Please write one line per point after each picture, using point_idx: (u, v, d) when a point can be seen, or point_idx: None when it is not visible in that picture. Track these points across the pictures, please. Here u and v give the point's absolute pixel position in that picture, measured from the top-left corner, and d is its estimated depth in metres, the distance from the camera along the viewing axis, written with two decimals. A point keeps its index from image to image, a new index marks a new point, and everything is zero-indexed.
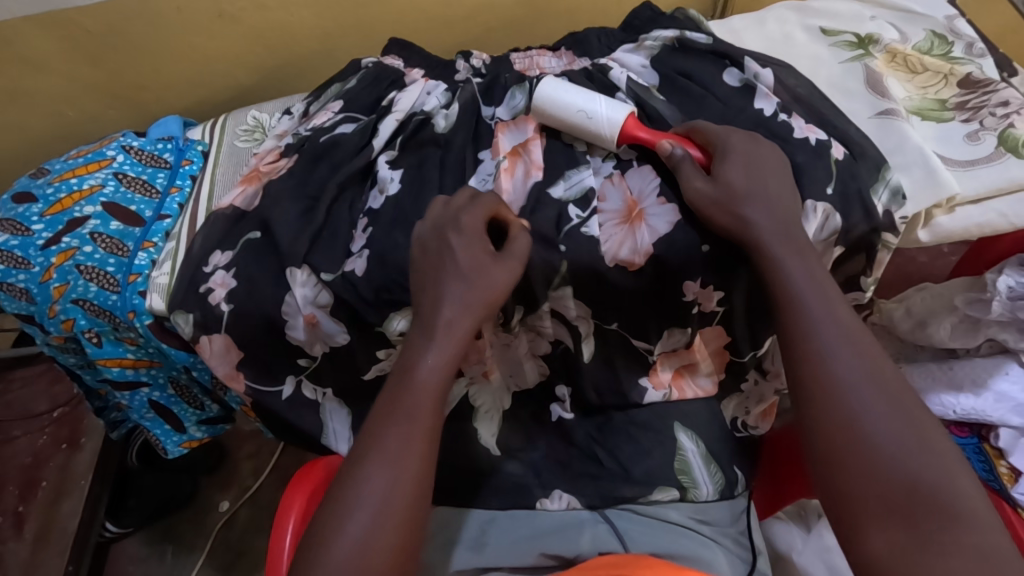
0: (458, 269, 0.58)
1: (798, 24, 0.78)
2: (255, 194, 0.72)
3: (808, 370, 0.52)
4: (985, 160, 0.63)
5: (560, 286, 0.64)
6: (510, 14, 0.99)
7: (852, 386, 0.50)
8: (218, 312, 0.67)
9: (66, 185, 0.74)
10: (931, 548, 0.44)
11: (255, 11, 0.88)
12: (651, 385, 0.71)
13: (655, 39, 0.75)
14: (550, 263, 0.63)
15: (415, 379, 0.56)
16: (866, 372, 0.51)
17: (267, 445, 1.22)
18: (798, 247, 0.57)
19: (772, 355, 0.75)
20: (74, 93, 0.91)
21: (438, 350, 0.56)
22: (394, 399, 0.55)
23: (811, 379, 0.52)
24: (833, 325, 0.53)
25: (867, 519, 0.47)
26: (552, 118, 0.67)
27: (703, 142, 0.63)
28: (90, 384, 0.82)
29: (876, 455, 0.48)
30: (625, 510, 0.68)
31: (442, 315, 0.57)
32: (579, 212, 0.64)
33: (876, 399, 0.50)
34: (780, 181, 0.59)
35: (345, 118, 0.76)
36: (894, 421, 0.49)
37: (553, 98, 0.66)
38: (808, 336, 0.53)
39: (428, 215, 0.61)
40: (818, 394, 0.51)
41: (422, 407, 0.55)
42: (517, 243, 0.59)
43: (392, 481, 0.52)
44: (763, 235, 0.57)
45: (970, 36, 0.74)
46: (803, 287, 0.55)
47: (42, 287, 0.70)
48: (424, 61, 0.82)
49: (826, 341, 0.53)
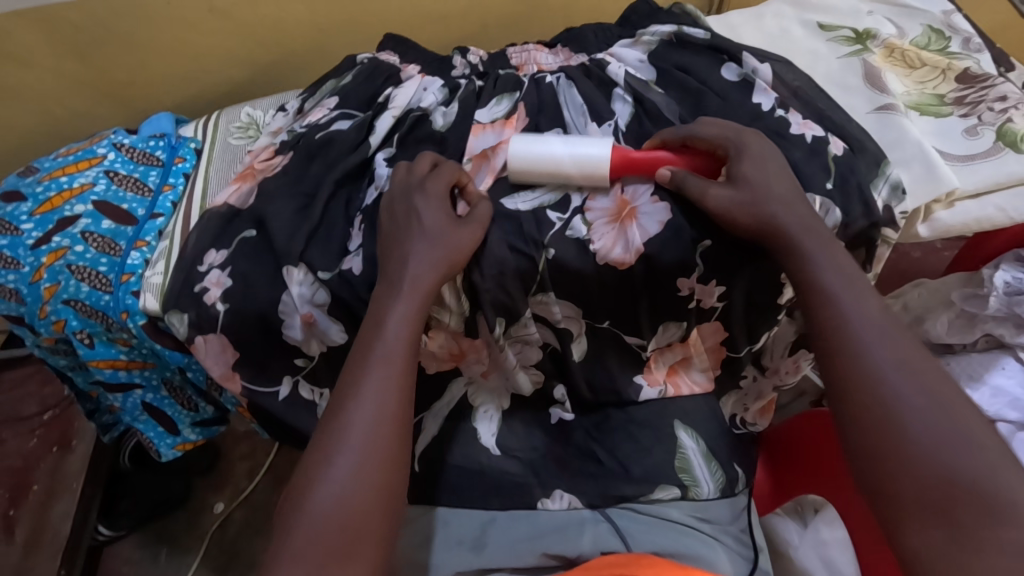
0: (423, 228, 0.60)
1: (795, 19, 0.78)
2: (250, 192, 0.72)
3: (844, 365, 0.53)
4: (982, 156, 0.63)
5: (539, 293, 0.65)
6: (505, 10, 0.98)
7: (889, 381, 0.51)
8: (213, 312, 0.66)
9: (56, 184, 0.73)
10: (971, 544, 0.45)
11: (247, 6, 0.87)
12: (646, 381, 0.72)
13: (653, 34, 0.75)
14: (528, 256, 0.63)
15: (385, 335, 0.56)
16: (902, 366, 0.51)
17: (261, 446, 1.21)
18: (822, 241, 0.57)
19: (770, 350, 0.77)
20: (63, 89, 0.90)
21: (408, 304, 0.58)
22: (364, 353, 0.56)
23: (847, 375, 0.52)
24: (864, 318, 0.54)
25: (908, 517, 0.47)
26: (534, 169, 0.64)
27: (707, 147, 0.63)
28: (81, 385, 0.81)
29: (919, 450, 0.48)
30: (627, 509, 0.67)
31: (409, 270, 0.59)
32: (560, 215, 0.64)
33: (915, 393, 0.50)
34: (790, 182, 0.59)
35: (341, 115, 0.75)
36: (935, 415, 0.49)
37: (530, 151, 0.64)
38: (840, 331, 0.54)
39: (396, 180, 0.64)
40: (856, 389, 0.51)
41: (395, 363, 0.56)
42: (480, 207, 0.62)
43: (357, 467, 0.51)
44: (787, 228, 0.57)
45: (967, 31, 0.74)
46: (832, 283, 0.56)
47: (32, 287, 0.68)
48: (420, 56, 0.81)
49: (858, 335, 0.53)
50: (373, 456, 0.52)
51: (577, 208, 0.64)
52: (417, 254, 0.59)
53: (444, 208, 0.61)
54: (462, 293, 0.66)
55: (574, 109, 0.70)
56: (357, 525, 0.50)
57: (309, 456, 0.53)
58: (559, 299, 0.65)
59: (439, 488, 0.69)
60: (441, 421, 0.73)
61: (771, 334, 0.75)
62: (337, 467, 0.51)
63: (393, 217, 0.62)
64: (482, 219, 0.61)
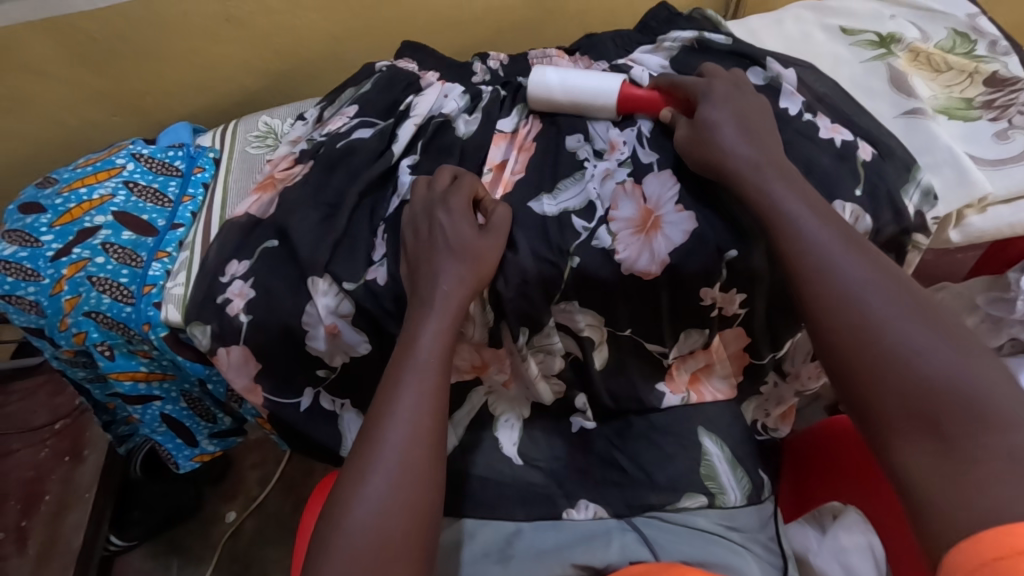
0: (448, 243, 0.60)
1: (817, 23, 0.77)
2: (270, 202, 0.71)
3: (812, 288, 0.51)
4: (1016, 159, 0.63)
5: (562, 301, 0.64)
6: (521, 16, 0.98)
7: (860, 298, 0.49)
8: (236, 323, 0.65)
9: (75, 195, 0.72)
10: (961, 455, 0.42)
11: (264, 14, 0.87)
12: (668, 389, 0.71)
13: (674, 40, 0.75)
14: (554, 266, 0.62)
15: (417, 356, 0.56)
16: (871, 281, 0.50)
17: (273, 454, 1.21)
18: (782, 170, 0.58)
19: (791, 356, 0.76)
20: (77, 98, 0.89)
21: (439, 324, 0.57)
22: (397, 374, 0.56)
23: (815, 295, 0.51)
24: (828, 236, 0.53)
25: (895, 432, 0.45)
26: (541, 101, 0.70)
27: (685, 94, 0.66)
28: (99, 397, 0.81)
29: (899, 361, 0.46)
30: (653, 518, 0.66)
31: (440, 288, 0.58)
32: (585, 224, 0.63)
33: (886, 304, 0.49)
34: (733, 124, 0.61)
35: (361, 123, 0.74)
36: (913, 325, 0.47)
37: (546, 78, 0.69)
38: (802, 252, 0.53)
39: (417, 197, 0.64)
40: (827, 308, 0.50)
41: (427, 384, 0.55)
42: (501, 215, 0.61)
43: (392, 487, 0.51)
44: (740, 167, 0.58)
45: (993, 34, 0.74)
46: (793, 204, 0.55)
47: (52, 299, 0.68)
48: (438, 65, 0.81)
49: (822, 253, 0.52)
50: (409, 478, 0.52)
51: (602, 217, 0.63)
52: (442, 271, 0.58)
53: (471, 221, 0.61)
54: (488, 304, 0.64)
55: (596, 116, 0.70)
56: (393, 546, 0.49)
57: (345, 476, 0.52)
58: (582, 308, 0.65)
59: (462, 499, 0.68)
60: (463, 430, 0.72)
61: (794, 341, 0.74)
62: (371, 487, 0.51)
63: (417, 234, 0.62)
64: (503, 229, 0.61)
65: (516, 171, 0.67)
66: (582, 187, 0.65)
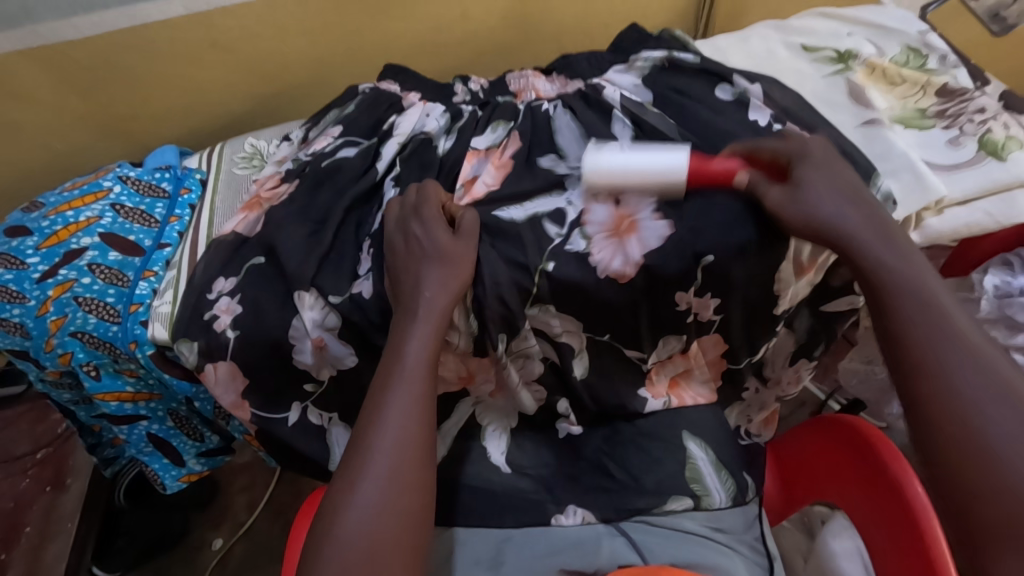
0: (429, 252, 0.61)
1: (780, 41, 0.81)
2: (257, 220, 0.73)
3: (923, 367, 0.51)
4: (968, 164, 0.66)
5: (534, 306, 0.65)
6: (500, 39, 1.02)
7: (970, 389, 0.49)
8: (224, 339, 0.66)
9: (61, 218, 0.73)
10: None
11: (249, 39, 0.89)
12: (650, 394, 0.72)
13: (646, 60, 0.77)
14: (523, 275, 0.63)
15: (405, 363, 0.57)
16: (986, 378, 0.49)
17: (261, 478, 1.20)
18: (896, 245, 0.57)
19: (771, 362, 0.80)
20: (63, 124, 0.91)
21: (423, 332, 0.58)
22: (386, 382, 0.57)
23: (926, 379, 0.51)
24: (944, 323, 0.52)
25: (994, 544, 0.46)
26: (615, 181, 0.64)
27: (768, 159, 0.64)
28: (83, 420, 0.81)
29: (1007, 479, 0.46)
30: (641, 522, 0.67)
31: (423, 296, 0.59)
32: (558, 228, 0.65)
33: (1001, 408, 0.48)
34: (839, 192, 0.60)
35: (345, 143, 0.77)
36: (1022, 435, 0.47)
37: (609, 168, 0.64)
38: (921, 339, 0.52)
39: (391, 213, 0.66)
40: (939, 396, 0.50)
41: (415, 390, 0.56)
42: (468, 219, 0.64)
43: (385, 494, 0.52)
44: (852, 226, 0.58)
45: (942, 49, 0.78)
46: (910, 283, 0.55)
47: (38, 321, 0.68)
48: (420, 85, 0.83)
49: (942, 345, 0.51)
50: (401, 484, 0.52)
51: (576, 221, 0.65)
52: (423, 279, 0.60)
53: (445, 228, 0.63)
54: (470, 311, 0.65)
55: (569, 135, 0.73)
56: (388, 553, 0.50)
57: (338, 481, 0.53)
58: (556, 312, 0.66)
59: (453, 509, 0.69)
60: (451, 441, 0.72)
61: (772, 346, 0.77)
62: (363, 494, 0.52)
63: (395, 246, 0.63)
64: (473, 232, 0.63)
65: (484, 180, 0.70)
66: (557, 198, 0.68)
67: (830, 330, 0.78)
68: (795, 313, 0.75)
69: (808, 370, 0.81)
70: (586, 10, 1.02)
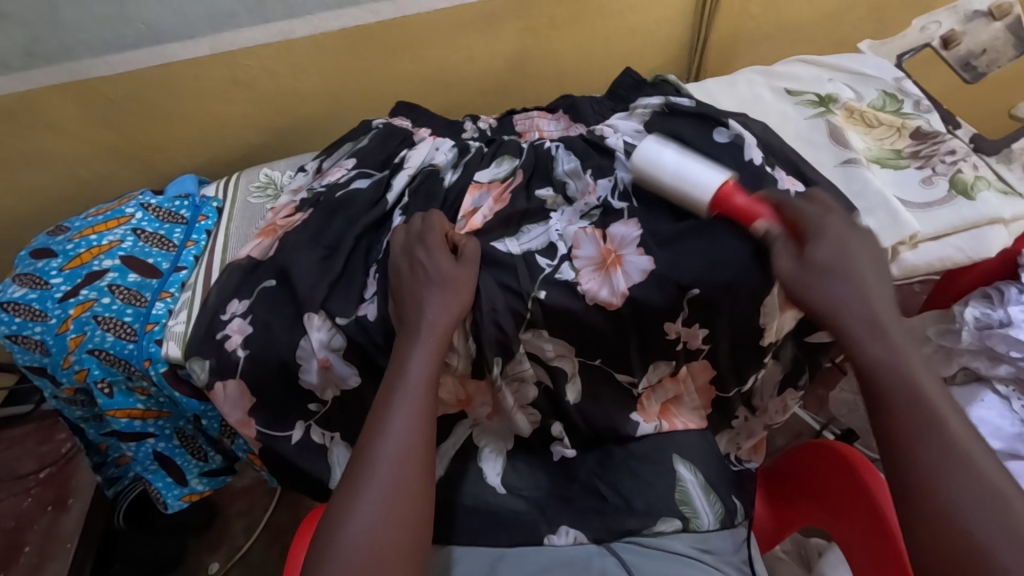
0: (433, 278, 0.65)
1: (766, 85, 0.87)
2: (271, 245, 0.77)
3: (897, 452, 0.53)
4: (940, 202, 0.70)
5: (529, 330, 0.68)
6: (504, 78, 1.07)
7: (934, 472, 0.51)
8: (234, 358, 0.70)
9: (85, 241, 0.77)
10: None
11: (267, 78, 0.95)
12: (642, 418, 0.75)
13: (645, 108, 0.83)
14: (520, 302, 0.67)
15: (408, 381, 0.60)
16: (955, 458, 0.51)
17: (260, 502, 1.21)
18: (888, 338, 0.57)
19: (759, 392, 0.83)
20: (90, 155, 0.96)
21: (426, 352, 0.61)
22: (387, 399, 0.60)
23: (898, 464, 0.53)
24: (912, 404, 0.54)
25: None
26: (649, 177, 0.71)
27: (791, 218, 0.65)
28: (92, 437, 0.84)
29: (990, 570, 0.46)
30: (632, 543, 0.69)
31: (426, 317, 0.63)
32: (549, 261, 0.69)
33: (969, 500, 0.49)
34: (848, 280, 0.60)
35: (359, 174, 0.81)
36: (988, 515, 0.48)
37: (649, 161, 0.70)
38: (896, 422, 0.54)
39: (398, 239, 0.70)
40: (910, 480, 0.51)
41: (417, 406, 0.59)
42: (471, 246, 0.68)
43: (385, 504, 0.54)
44: (844, 311, 0.59)
45: (916, 95, 0.83)
46: (887, 367, 0.56)
47: (58, 338, 0.72)
48: (430, 121, 0.89)
49: (912, 433, 0.53)
50: (400, 494, 0.55)
51: (565, 255, 0.69)
52: (424, 303, 0.63)
53: (448, 256, 0.66)
54: (469, 334, 0.69)
55: (568, 166, 0.77)
56: (387, 561, 0.52)
57: (342, 491, 0.56)
58: (549, 337, 0.69)
59: (449, 528, 0.71)
60: (448, 462, 0.75)
61: (760, 376, 0.80)
62: (365, 503, 0.54)
63: (400, 272, 0.67)
64: (473, 258, 0.67)
65: (483, 213, 0.74)
66: (546, 231, 0.72)
67: (814, 359, 0.81)
68: (781, 345, 0.78)
69: (795, 399, 0.83)
70: (585, 54, 1.08)
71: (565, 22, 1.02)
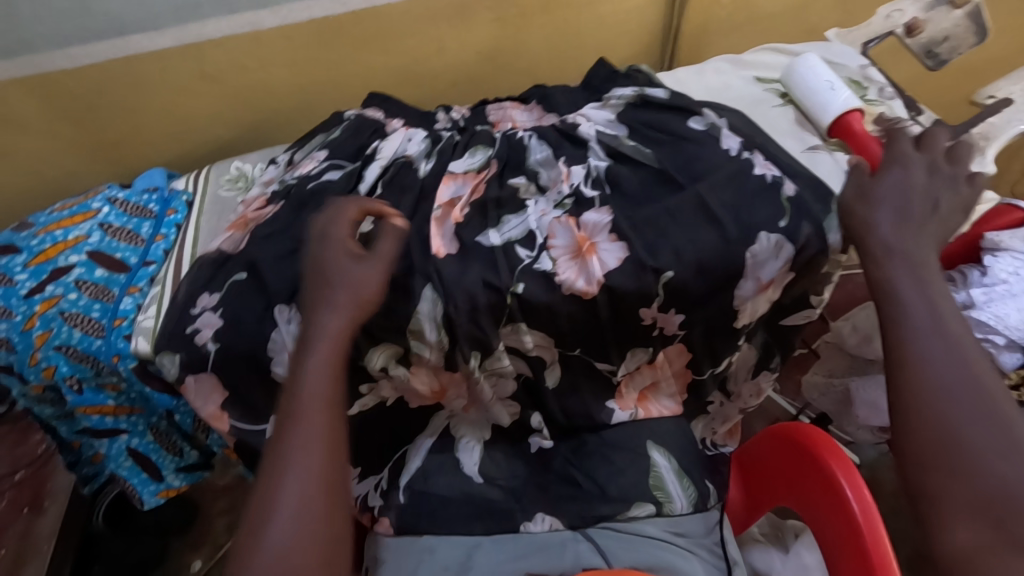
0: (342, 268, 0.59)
1: (736, 75, 0.88)
2: (242, 238, 0.76)
3: (900, 356, 0.53)
4: None
5: (508, 325, 0.69)
6: (476, 70, 1.07)
7: (939, 376, 0.51)
8: (204, 352, 0.69)
9: (51, 237, 0.76)
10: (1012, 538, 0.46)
11: (236, 71, 0.94)
12: (617, 406, 0.76)
13: (618, 98, 0.83)
14: (499, 293, 0.67)
15: (305, 374, 0.54)
16: (959, 366, 0.51)
17: (242, 499, 1.20)
18: (904, 253, 0.58)
19: (735, 376, 0.85)
20: (57, 150, 0.95)
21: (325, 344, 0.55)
22: (291, 388, 0.54)
23: (901, 367, 0.53)
24: (926, 312, 0.54)
25: (950, 515, 0.48)
26: (798, 83, 0.81)
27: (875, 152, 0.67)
28: (64, 435, 0.83)
29: (976, 469, 0.48)
30: (606, 528, 0.69)
31: (325, 307, 0.57)
32: (528, 252, 0.69)
33: (965, 402, 0.49)
34: (890, 203, 0.61)
35: (331, 166, 0.81)
36: (980, 419, 0.49)
37: (808, 74, 0.80)
38: (899, 328, 0.54)
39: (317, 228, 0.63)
40: (909, 384, 0.51)
41: (319, 397, 0.53)
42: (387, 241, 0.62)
43: (298, 501, 0.50)
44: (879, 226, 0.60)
45: (880, 82, 0.85)
46: (900, 277, 0.56)
47: (23, 335, 0.71)
48: (402, 112, 0.88)
49: (919, 337, 0.53)
50: (312, 491, 0.50)
51: (542, 245, 0.69)
52: (332, 295, 0.58)
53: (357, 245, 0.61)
54: (441, 327, 0.68)
55: (540, 155, 0.78)
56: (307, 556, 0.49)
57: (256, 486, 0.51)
58: (528, 329, 0.70)
59: (422, 518, 0.71)
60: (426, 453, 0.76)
61: (735, 361, 0.82)
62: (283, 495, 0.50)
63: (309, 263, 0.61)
64: (383, 253, 0.61)
65: (464, 207, 0.73)
66: (524, 221, 0.71)
67: (785, 343, 0.83)
68: (754, 330, 0.80)
69: (769, 382, 0.86)
70: (557, 46, 1.08)
71: (535, 11, 1.02)
